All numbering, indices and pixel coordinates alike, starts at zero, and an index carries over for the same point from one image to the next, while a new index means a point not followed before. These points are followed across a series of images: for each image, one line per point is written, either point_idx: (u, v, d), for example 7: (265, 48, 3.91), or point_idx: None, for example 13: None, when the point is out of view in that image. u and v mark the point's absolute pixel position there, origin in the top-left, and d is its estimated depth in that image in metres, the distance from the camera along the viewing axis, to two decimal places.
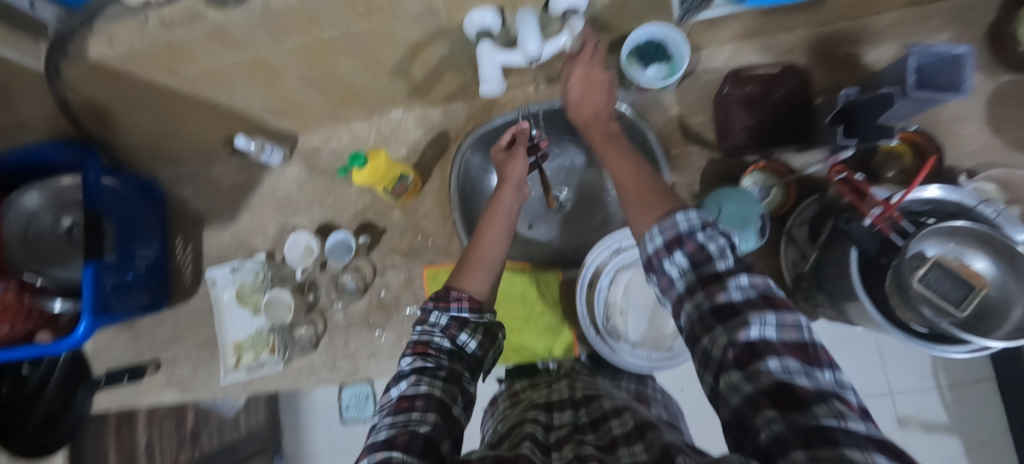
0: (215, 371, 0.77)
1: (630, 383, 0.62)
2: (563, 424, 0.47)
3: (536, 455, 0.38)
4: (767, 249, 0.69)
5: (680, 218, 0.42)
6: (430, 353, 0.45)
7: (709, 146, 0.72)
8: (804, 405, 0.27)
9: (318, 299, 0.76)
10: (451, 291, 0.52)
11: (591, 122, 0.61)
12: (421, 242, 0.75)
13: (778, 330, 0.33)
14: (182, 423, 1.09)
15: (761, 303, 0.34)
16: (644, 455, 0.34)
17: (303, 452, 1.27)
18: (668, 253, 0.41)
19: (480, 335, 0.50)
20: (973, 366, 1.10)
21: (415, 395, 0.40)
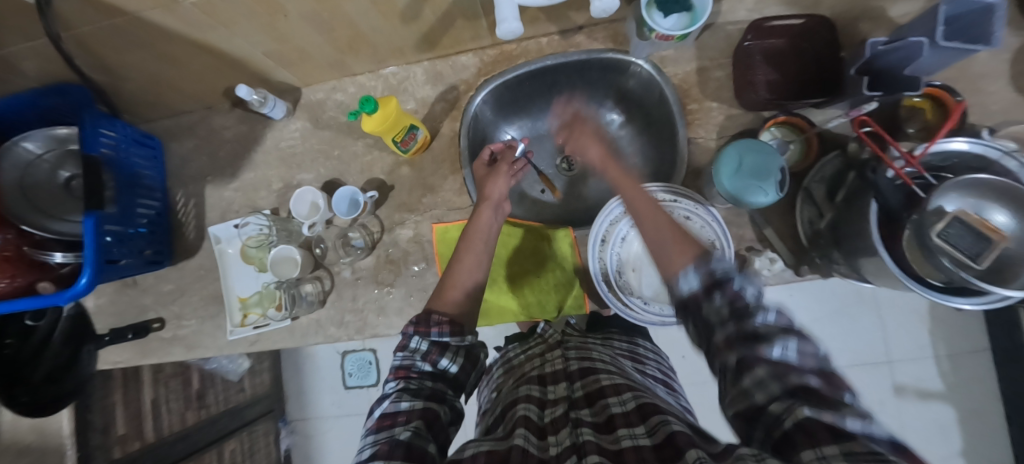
0: (221, 326, 0.77)
1: (621, 343, 0.63)
2: (559, 398, 0.49)
3: (530, 442, 0.40)
4: (782, 207, 0.68)
5: (715, 262, 0.42)
6: (412, 376, 0.48)
7: (727, 101, 0.69)
8: (833, 406, 0.30)
9: (325, 254, 0.75)
10: (432, 315, 0.53)
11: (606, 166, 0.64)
12: (431, 199, 0.74)
13: (800, 355, 0.35)
14: (187, 382, 1.10)
15: (785, 330, 0.36)
16: (647, 439, 0.36)
17: (307, 412, 1.40)
18: (706, 297, 0.40)
19: (461, 357, 0.52)
20: (975, 345, 1.15)
21: (397, 412, 0.43)
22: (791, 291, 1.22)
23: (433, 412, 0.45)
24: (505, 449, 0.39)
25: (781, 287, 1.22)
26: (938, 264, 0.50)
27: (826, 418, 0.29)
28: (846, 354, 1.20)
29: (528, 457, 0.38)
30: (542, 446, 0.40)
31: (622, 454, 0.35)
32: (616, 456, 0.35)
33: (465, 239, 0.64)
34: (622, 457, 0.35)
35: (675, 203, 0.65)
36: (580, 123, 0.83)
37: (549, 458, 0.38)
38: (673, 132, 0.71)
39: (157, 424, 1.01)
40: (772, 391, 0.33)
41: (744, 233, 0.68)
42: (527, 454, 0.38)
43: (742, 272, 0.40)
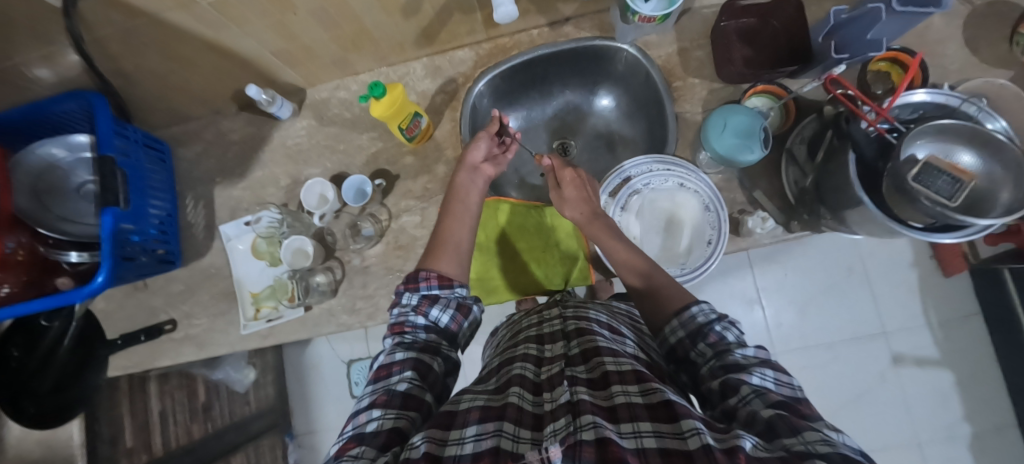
0: (233, 322, 0.78)
1: (620, 307, 0.65)
2: (555, 357, 0.50)
3: (525, 401, 0.41)
4: (768, 171, 0.72)
5: (697, 312, 0.49)
6: (407, 330, 0.51)
7: (709, 77, 0.74)
8: (807, 418, 0.32)
9: (334, 244, 0.76)
10: (421, 273, 0.56)
11: (585, 222, 0.67)
12: (435, 185, 0.76)
13: (776, 384, 0.38)
14: (193, 394, 1.10)
15: (763, 364, 0.40)
16: (640, 398, 0.36)
17: (313, 425, 1.39)
18: (692, 344, 0.47)
19: (453, 309, 0.55)
20: (968, 314, 1.19)
21: (392, 363, 0.46)
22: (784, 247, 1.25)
23: (425, 365, 0.47)
24: (499, 405, 0.39)
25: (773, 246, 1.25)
26: (919, 205, 0.54)
27: (798, 422, 0.31)
28: (843, 323, 1.22)
29: (523, 413, 0.38)
30: (537, 402, 0.41)
31: (617, 410, 0.35)
32: (611, 414, 0.34)
33: (451, 197, 0.67)
34: (617, 413, 0.34)
35: (669, 172, 0.69)
36: (572, 109, 0.88)
37: (544, 413, 0.38)
38: (661, 110, 0.75)
39: (165, 436, 0.99)
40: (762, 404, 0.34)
41: (737, 197, 0.71)
42: (521, 410, 0.38)
43: (722, 319, 0.47)
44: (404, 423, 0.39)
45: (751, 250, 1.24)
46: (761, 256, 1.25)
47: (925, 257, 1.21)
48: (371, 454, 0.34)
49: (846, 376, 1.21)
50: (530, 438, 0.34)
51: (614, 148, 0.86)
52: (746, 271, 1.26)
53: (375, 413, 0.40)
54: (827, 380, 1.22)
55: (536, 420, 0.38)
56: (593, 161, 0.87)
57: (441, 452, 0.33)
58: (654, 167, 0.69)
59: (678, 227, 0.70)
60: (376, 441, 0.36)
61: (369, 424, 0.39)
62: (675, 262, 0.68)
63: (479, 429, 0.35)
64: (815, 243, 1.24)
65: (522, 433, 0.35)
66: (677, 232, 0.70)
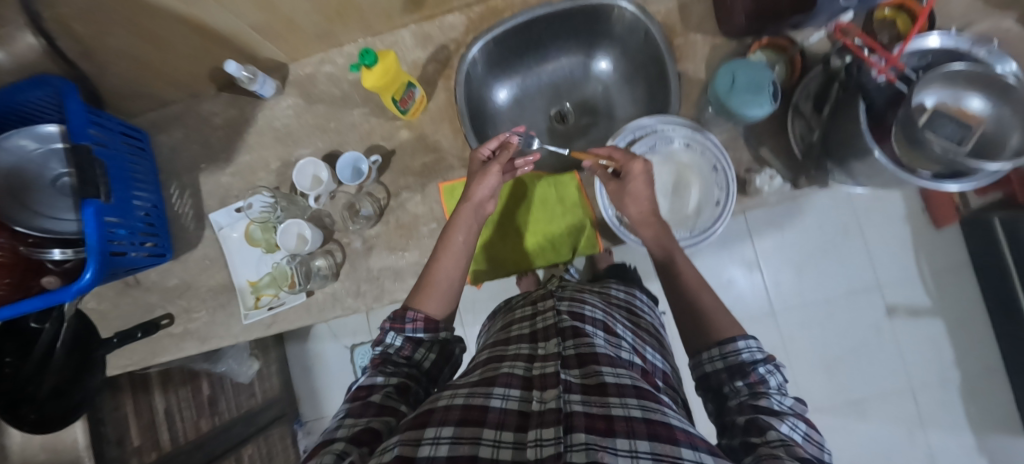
0: (234, 314, 0.75)
1: (620, 292, 0.74)
2: (548, 355, 0.49)
3: (506, 400, 0.40)
4: (774, 126, 0.70)
5: (743, 347, 0.50)
6: (387, 363, 0.51)
7: (712, 33, 0.71)
8: None
9: (333, 228, 0.74)
10: (407, 311, 0.56)
11: (641, 221, 0.64)
12: (434, 159, 0.73)
13: (805, 437, 0.41)
14: (197, 390, 1.09)
15: (799, 416, 0.43)
16: (637, 413, 0.37)
17: (321, 411, 1.39)
18: (730, 379, 0.49)
19: (435, 353, 0.55)
20: (958, 271, 1.21)
21: (372, 385, 0.47)
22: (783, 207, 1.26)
23: (407, 384, 0.49)
24: (481, 405, 0.39)
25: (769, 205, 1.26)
26: (928, 151, 0.53)
27: None
28: (838, 278, 1.25)
29: (506, 415, 0.38)
30: (524, 399, 0.41)
31: (613, 422, 0.35)
32: (608, 426, 0.34)
33: (448, 230, 0.63)
34: (613, 424, 0.35)
35: (674, 132, 0.68)
36: (569, 75, 0.85)
37: (531, 413, 0.38)
38: (661, 70, 0.73)
39: (173, 432, 0.98)
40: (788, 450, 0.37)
41: (743, 156, 0.70)
42: (505, 411, 0.38)
43: (769, 362, 0.48)
44: (378, 423, 0.41)
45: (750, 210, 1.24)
46: (759, 216, 1.26)
47: (918, 213, 1.23)
48: (340, 447, 0.36)
49: (833, 336, 1.25)
50: (512, 441, 0.34)
51: (613, 115, 0.84)
52: (744, 230, 1.27)
53: (347, 421, 0.42)
54: (811, 340, 1.25)
55: (521, 419, 0.38)
56: (593, 128, 0.84)
57: (415, 453, 0.33)
58: (659, 127, 0.68)
59: (685, 188, 0.67)
60: (350, 436, 0.38)
61: (339, 430, 0.40)
62: (684, 224, 0.67)
63: (456, 432, 0.35)
64: (812, 205, 1.25)
65: (504, 436, 0.35)
66: (683, 194, 0.68)
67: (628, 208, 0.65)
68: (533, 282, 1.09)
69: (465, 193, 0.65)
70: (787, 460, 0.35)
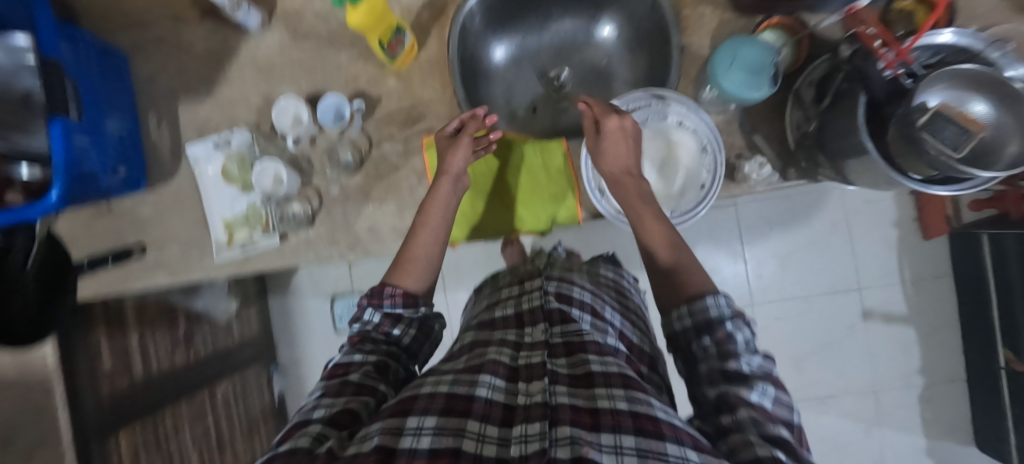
0: (206, 250, 0.75)
1: (609, 273, 0.80)
2: (535, 343, 0.50)
3: (495, 390, 0.40)
4: (772, 112, 0.68)
5: (712, 304, 0.48)
6: (365, 342, 0.52)
7: (722, 7, 0.68)
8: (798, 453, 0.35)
9: (312, 174, 0.72)
10: (386, 288, 0.57)
11: (622, 176, 0.62)
12: (422, 112, 0.71)
13: (774, 402, 0.40)
14: (173, 323, 1.10)
15: (766, 378, 0.43)
16: (623, 404, 0.35)
17: (298, 357, 1.43)
18: (697, 337, 0.48)
19: (414, 329, 0.56)
20: (938, 281, 1.22)
21: (350, 362, 0.48)
22: (777, 197, 1.25)
23: (386, 362, 0.49)
24: (465, 395, 0.38)
25: (761, 195, 1.25)
26: (924, 152, 0.51)
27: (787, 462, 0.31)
28: (821, 276, 1.25)
29: (491, 406, 0.37)
30: (510, 391, 0.40)
31: (600, 417, 0.34)
32: (593, 420, 0.33)
33: (426, 205, 0.63)
34: (599, 419, 0.34)
35: (667, 109, 0.65)
36: (570, 40, 0.81)
37: (516, 407, 0.38)
38: (665, 42, 0.69)
39: (146, 360, 1.00)
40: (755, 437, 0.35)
41: (736, 140, 0.68)
42: (490, 404, 0.38)
43: (736, 319, 0.46)
44: (356, 404, 0.41)
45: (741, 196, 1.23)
46: (750, 205, 1.25)
47: (908, 219, 1.23)
48: (317, 430, 0.37)
49: (810, 328, 1.26)
50: (497, 437, 0.34)
51: (610, 86, 0.81)
52: (734, 219, 1.26)
53: (325, 401, 0.42)
54: (788, 333, 1.27)
55: (507, 414, 0.37)
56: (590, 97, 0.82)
57: (396, 444, 0.32)
58: (653, 102, 0.65)
59: (673, 167, 0.66)
60: (327, 418, 0.39)
61: (316, 410, 0.40)
62: (666, 202, 0.66)
63: (439, 423, 0.34)
64: (804, 200, 1.24)
65: (489, 431, 0.34)
66: (670, 173, 0.66)
67: (607, 165, 0.62)
68: (516, 252, 1.10)
69: (440, 165, 0.65)
70: (758, 445, 0.34)
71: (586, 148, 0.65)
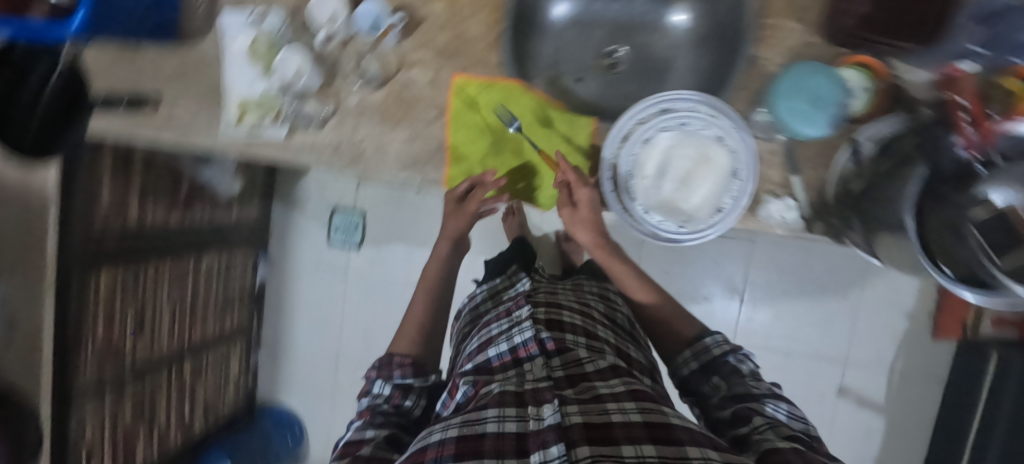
0: (215, 122, 0.75)
1: (593, 297, 0.90)
2: (540, 376, 0.61)
3: (511, 410, 0.52)
4: (822, 157, 0.62)
5: (711, 342, 0.72)
6: (372, 415, 0.68)
7: (811, 28, 0.61)
8: (800, 437, 0.52)
9: (335, 78, 0.70)
10: (393, 366, 0.76)
11: (594, 246, 0.86)
12: (461, 47, 0.67)
13: (789, 415, 0.58)
14: (177, 185, 1.13)
15: (779, 397, 0.60)
16: (634, 415, 0.50)
17: (285, 254, 1.48)
18: (705, 378, 0.68)
19: (421, 398, 0.75)
20: (927, 385, 1.17)
21: (363, 438, 0.62)
22: (797, 251, 1.20)
23: (395, 433, 0.65)
24: (476, 437, 0.48)
25: (781, 241, 1.20)
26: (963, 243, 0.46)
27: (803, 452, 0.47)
28: (809, 341, 1.22)
29: (502, 442, 0.47)
30: (521, 418, 0.51)
31: (612, 430, 0.48)
32: (606, 435, 0.47)
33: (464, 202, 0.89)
34: (616, 432, 0.47)
35: (711, 121, 0.59)
36: (634, 17, 0.72)
37: (527, 433, 0.49)
38: (736, 48, 0.63)
39: (142, 210, 1.02)
40: (773, 434, 0.51)
41: (772, 174, 0.63)
42: (501, 438, 0.48)
43: (737, 353, 0.69)
44: None
45: (761, 233, 1.18)
46: (766, 250, 1.20)
47: (923, 315, 1.17)
48: None
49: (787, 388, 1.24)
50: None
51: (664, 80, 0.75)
52: (745, 255, 1.21)
53: None
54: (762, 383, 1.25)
55: (520, 441, 0.48)
56: (641, 86, 0.74)
57: None
58: (698, 108, 0.59)
59: (696, 181, 0.60)
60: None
61: None
62: (675, 215, 0.61)
63: None
64: (822, 262, 1.19)
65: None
66: (691, 190, 0.61)
67: (580, 232, 0.83)
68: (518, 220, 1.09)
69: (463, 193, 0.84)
70: (776, 439, 0.50)
71: (566, 213, 0.80)
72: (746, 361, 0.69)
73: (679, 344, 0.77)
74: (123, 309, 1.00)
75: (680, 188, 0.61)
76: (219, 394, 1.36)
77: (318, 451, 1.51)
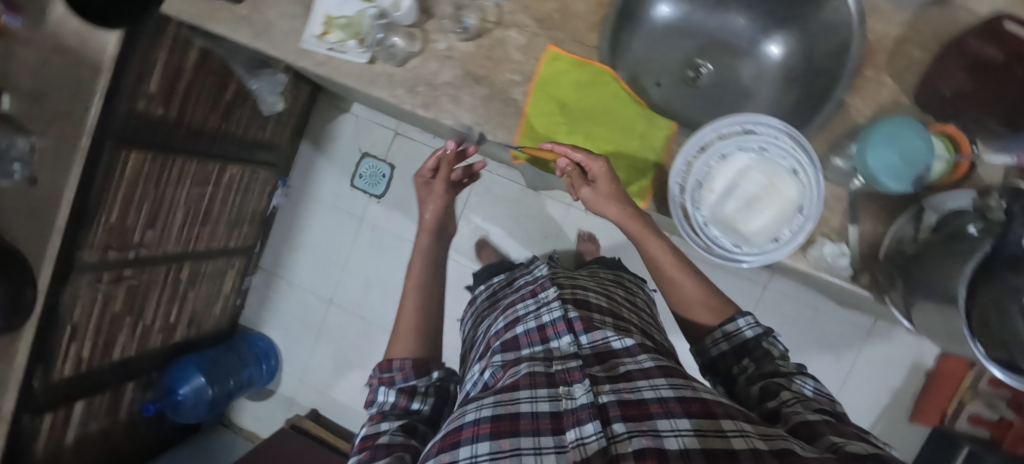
0: (294, 32, 0.73)
1: (613, 288, 0.90)
2: (566, 354, 0.58)
3: (539, 386, 0.50)
4: (884, 214, 0.63)
5: (743, 323, 0.60)
6: (380, 419, 0.62)
7: (903, 88, 0.62)
8: (835, 413, 0.47)
9: (430, 20, 0.69)
10: (394, 363, 0.68)
11: (629, 221, 0.63)
12: (563, 20, 0.67)
13: (816, 392, 0.51)
14: (223, 89, 1.09)
15: (807, 373, 0.53)
16: (666, 390, 0.48)
17: (305, 187, 1.47)
18: (736, 360, 0.59)
19: (430, 396, 0.67)
20: None
21: (377, 433, 0.59)
22: (805, 304, 1.24)
23: (414, 424, 0.61)
24: (511, 418, 0.45)
25: (790, 292, 1.24)
26: None
27: (837, 425, 0.42)
28: None
29: (538, 422, 0.44)
30: (552, 397, 0.48)
31: (648, 408, 0.44)
32: (642, 412, 0.44)
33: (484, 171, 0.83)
34: (651, 411, 0.44)
35: (788, 154, 0.61)
36: (733, 37, 0.76)
37: (561, 413, 0.46)
38: (828, 90, 0.64)
39: (183, 106, 1.00)
40: (804, 409, 0.46)
41: (832, 220, 0.63)
42: (536, 417, 0.45)
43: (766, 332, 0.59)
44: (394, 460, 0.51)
45: (776, 274, 1.22)
46: (777, 295, 1.24)
47: (907, 395, 1.20)
48: None
49: None
50: (553, 446, 0.41)
51: (741, 107, 0.76)
52: (755, 294, 1.26)
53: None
54: None
55: (555, 419, 0.45)
56: (716, 104, 0.77)
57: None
58: (780, 137, 0.60)
59: (763, 206, 0.60)
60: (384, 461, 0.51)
61: None
62: (734, 234, 0.61)
63: (493, 448, 0.41)
64: (822, 320, 1.23)
65: (543, 444, 0.41)
66: (755, 214, 0.61)
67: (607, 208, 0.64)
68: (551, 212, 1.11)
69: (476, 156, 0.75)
70: (806, 413, 0.45)
71: (585, 194, 0.65)
72: (778, 343, 0.59)
73: (699, 329, 0.65)
74: (141, 198, 0.98)
75: (746, 208, 0.61)
76: (208, 306, 1.36)
77: (285, 389, 1.50)
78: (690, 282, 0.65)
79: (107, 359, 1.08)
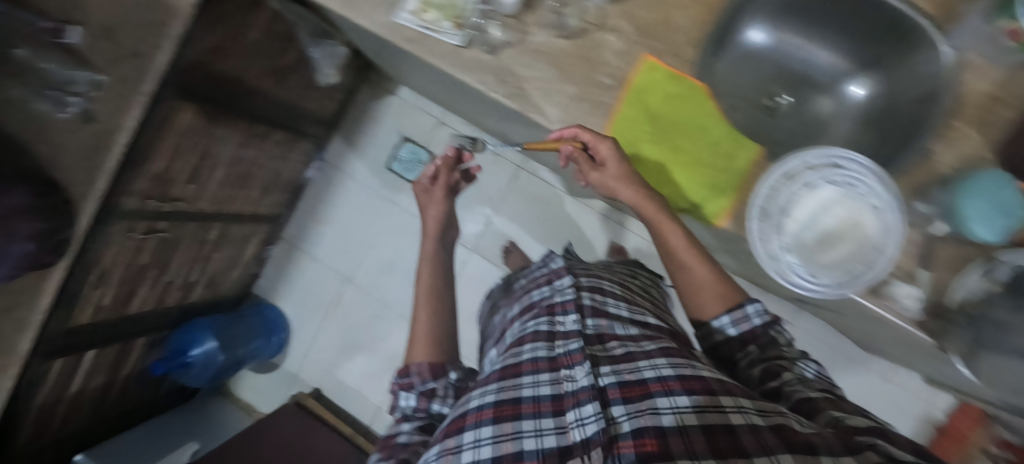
0: (388, 5, 0.72)
1: (621, 276, 0.89)
2: (568, 332, 0.56)
3: (537, 370, 0.48)
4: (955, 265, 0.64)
5: (751, 309, 0.60)
6: (403, 420, 0.61)
7: (990, 144, 0.63)
8: (833, 395, 0.48)
9: (529, 13, 0.69)
10: (411, 366, 0.66)
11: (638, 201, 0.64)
12: (664, 32, 0.68)
13: (817, 375, 0.52)
14: (284, 53, 1.08)
15: (808, 357, 0.55)
16: (667, 371, 0.46)
17: (340, 162, 1.45)
18: (742, 346, 0.58)
19: (450, 396, 0.64)
20: None
21: (397, 433, 0.58)
22: (825, 343, 1.26)
23: (431, 423, 0.60)
24: (512, 402, 0.43)
25: (813, 330, 1.26)
26: None
27: (834, 405, 0.45)
28: None
29: (539, 404, 0.43)
30: (553, 380, 0.46)
31: (649, 387, 0.43)
32: (644, 391, 0.43)
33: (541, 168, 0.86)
34: (651, 392, 0.42)
35: (872, 192, 0.61)
36: (816, 72, 0.77)
37: (562, 396, 0.44)
38: (914, 135, 0.65)
39: (244, 64, 0.98)
40: (806, 388, 0.49)
41: (904, 262, 0.63)
42: (538, 400, 0.43)
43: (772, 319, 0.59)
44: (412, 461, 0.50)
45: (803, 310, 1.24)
46: (800, 331, 1.26)
47: None
48: None
49: None
50: (552, 427, 0.40)
51: (815, 140, 0.77)
52: None
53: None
54: None
55: (556, 402, 0.43)
56: (791, 134, 0.78)
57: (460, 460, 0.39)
58: (869, 176, 0.60)
59: (842, 239, 0.61)
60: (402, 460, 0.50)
61: None
62: (809, 263, 0.62)
63: (496, 432, 0.40)
64: (840, 361, 1.25)
65: (544, 426, 0.40)
66: (830, 246, 0.62)
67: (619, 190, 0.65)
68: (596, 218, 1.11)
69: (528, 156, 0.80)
70: (808, 392, 0.48)
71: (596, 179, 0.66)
72: (785, 332, 0.59)
73: (701, 315, 0.64)
74: (184, 156, 0.95)
75: (824, 240, 0.62)
76: (228, 271, 1.33)
77: (290, 365, 1.47)
78: (696, 264, 0.64)
79: (123, 312, 1.04)
